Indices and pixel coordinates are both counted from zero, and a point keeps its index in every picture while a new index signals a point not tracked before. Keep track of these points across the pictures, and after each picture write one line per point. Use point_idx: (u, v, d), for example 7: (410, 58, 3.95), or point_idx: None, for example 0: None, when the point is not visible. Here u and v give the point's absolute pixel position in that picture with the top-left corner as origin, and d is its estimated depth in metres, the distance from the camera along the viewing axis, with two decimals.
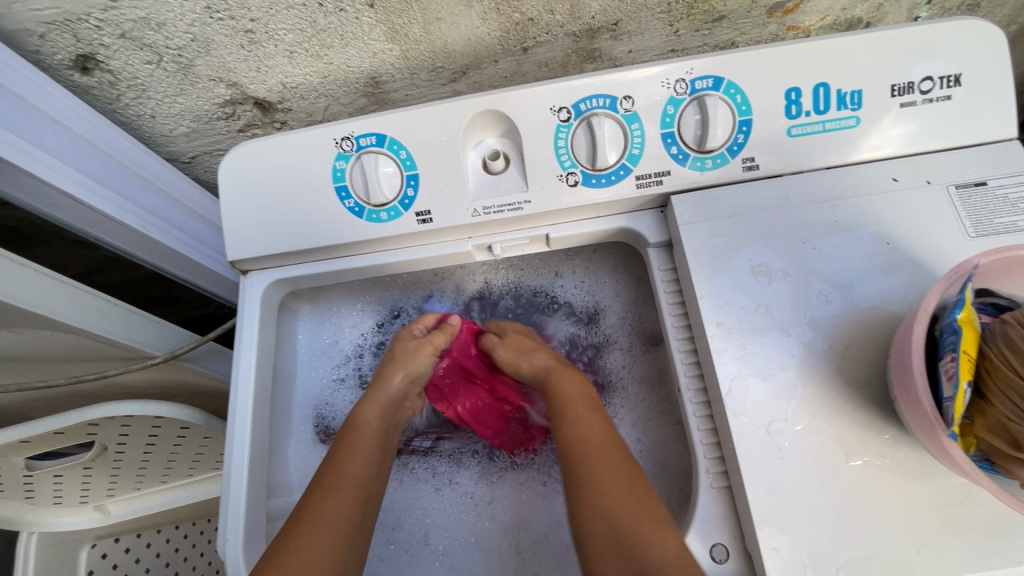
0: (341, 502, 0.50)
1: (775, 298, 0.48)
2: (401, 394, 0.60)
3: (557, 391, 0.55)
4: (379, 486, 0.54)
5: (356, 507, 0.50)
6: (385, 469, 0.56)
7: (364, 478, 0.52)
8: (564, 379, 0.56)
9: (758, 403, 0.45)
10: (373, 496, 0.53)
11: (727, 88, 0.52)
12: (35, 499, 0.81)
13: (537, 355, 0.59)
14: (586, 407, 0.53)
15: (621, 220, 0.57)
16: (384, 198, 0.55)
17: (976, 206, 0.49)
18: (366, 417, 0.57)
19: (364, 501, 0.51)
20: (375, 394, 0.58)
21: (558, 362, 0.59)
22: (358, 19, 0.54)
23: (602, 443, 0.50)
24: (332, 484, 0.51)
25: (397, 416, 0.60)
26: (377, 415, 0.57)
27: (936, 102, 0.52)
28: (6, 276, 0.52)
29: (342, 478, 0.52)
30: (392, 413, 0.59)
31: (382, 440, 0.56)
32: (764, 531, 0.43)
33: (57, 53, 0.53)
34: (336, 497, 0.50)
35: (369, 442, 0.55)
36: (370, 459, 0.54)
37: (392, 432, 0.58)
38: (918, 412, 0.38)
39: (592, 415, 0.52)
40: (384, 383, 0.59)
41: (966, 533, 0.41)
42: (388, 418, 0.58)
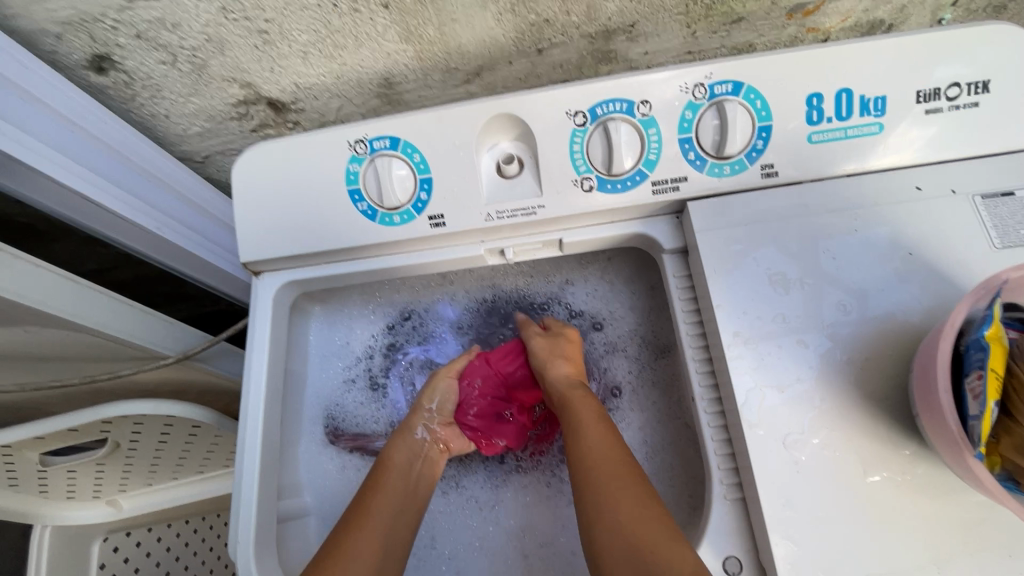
0: (366, 538, 0.51)
1: (792, 307, 0.48)
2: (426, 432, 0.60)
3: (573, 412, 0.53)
4: (408, 524, 0.54)
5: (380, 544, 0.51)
6: (413, 507, 0.56)
7: (389, 515, 0.53)
8: (577, 397, 0.55)
9: (775, 414, 0.45)
10: (401, 533, 0.53)
11: (747, 92, 0.51)
12: (48, 493, 0.82)
13: (553, 369, 0.58)
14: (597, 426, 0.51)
15: (636, 225, 0.56)
16: (397, 201, 0.55)
17: (1002, 217, 0.48)
18: (392, 452, 0.58)
19: (389, 540, 0.52)
20: (402, 430, 0.60)
21: (577, 379, 0.57)
22: (372, 20, 0.54)
23: (621, 474, 0.47)
24: (358, 518, 0.52)
25: (428, 456, 0.59)
26: (406, 450, 0.58)
27: (963, 109, 0.51)
28: (21, 276, 0.52)
29: (370, 514, 0.53)
30: (422, 449, 0.59)
31: (407, 477, 0.57)
32: (779, 544, 0.42)
33: (74, 53, 0.53)
34: (362, 532, 0.51)
35: (396, 478, 0.56)
36: (397, 498, 0.55)
37: (420, 469, 0.58)
38: (943, 429, 0.38)
39: (602, 435, 0.50)
40: (409, 421, 0.61)
41: (986, 551, 0.41)
42: (418, 454, 0.59)
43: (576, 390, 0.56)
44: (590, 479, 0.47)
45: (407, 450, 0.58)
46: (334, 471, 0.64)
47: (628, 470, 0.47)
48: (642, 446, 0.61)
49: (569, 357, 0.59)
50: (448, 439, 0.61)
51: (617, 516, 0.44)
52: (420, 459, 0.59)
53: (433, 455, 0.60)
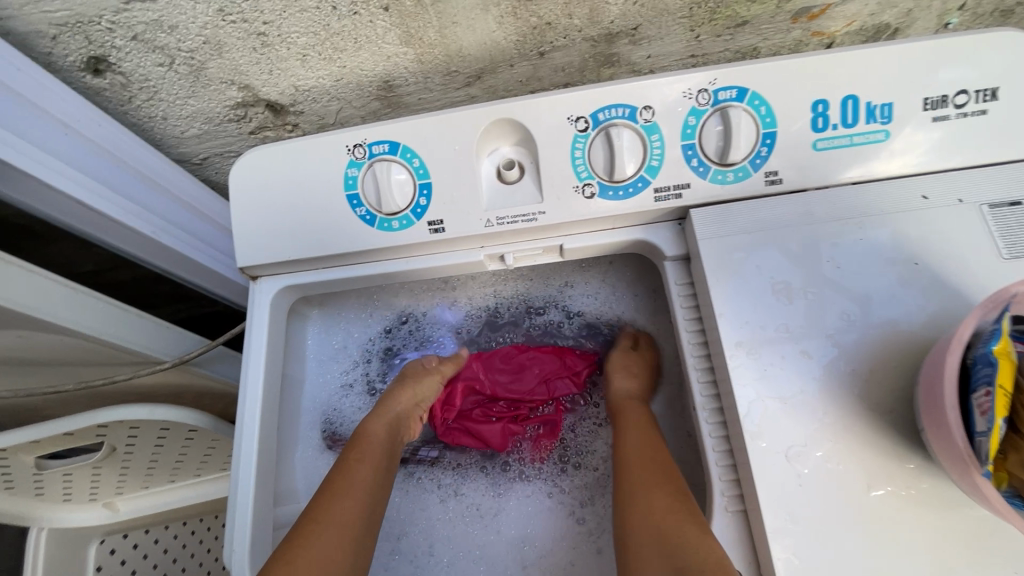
0: (349, 504, 0.50)
1: (795, 317, 0.47)
2: (407, 412, 0.60)
3: (624, 417, 0.56)
4: (384, 498, 0.54)
5: (364, 513, 0.51)
6: (388, 481, 0.55)
7: (368, 485, 0.53)
8: (634, 410, 0.56)
9: (778, 427, 0.44)
10: (380, 505, 0.53)
11: (751, 99, 0.51)
12: (45, 495, 0.82)
13: (624, 380, 0.59)
14: (648, 430, 0.53)
15: (637, 232, 0.56)
16: (396, 206, 0.54)
17: (1009, 226, 0.48)
18: (371, 425, 0.57)
19: (369, 508, 0.52)
20: (382, 405, 0.59)
21: (640, 392, 0.58)
22: (372, 23, 0.53)
23: (659, 470, 0.48)
24: (342, 486, 0.51)
25: (404, 432, 0.60)
26: (384, 427, 0.57)
27: (971, 117, 0.50)
28: (16, 282, 0.52)
29: (352, 483, 0.52)
30: (400, 426, 0.59)
31: (386, 448, 0.56)
32: (781, 559, 0.42)
33: (69, 55, 0.52)
34: (345, 501, 0.50)
35: (377, 448, 0.55)
36: (376, 467, 0.54)
37: (397, 444, 0.58)
38: (950, 445, 0.37)
39: (641, 436, 0.52)
40: (391, 396, 0.60)
41: (992, 567, 0.40)
42: (396, 430, 0.58)
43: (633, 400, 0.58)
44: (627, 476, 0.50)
45: (386, 427, 0.57)
46: None
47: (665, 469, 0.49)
48: None
49: (628, 371, 0.60)
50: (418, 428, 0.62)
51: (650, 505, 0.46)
52: (399, 435, 0.59)
53: (407, 432, 0.60)
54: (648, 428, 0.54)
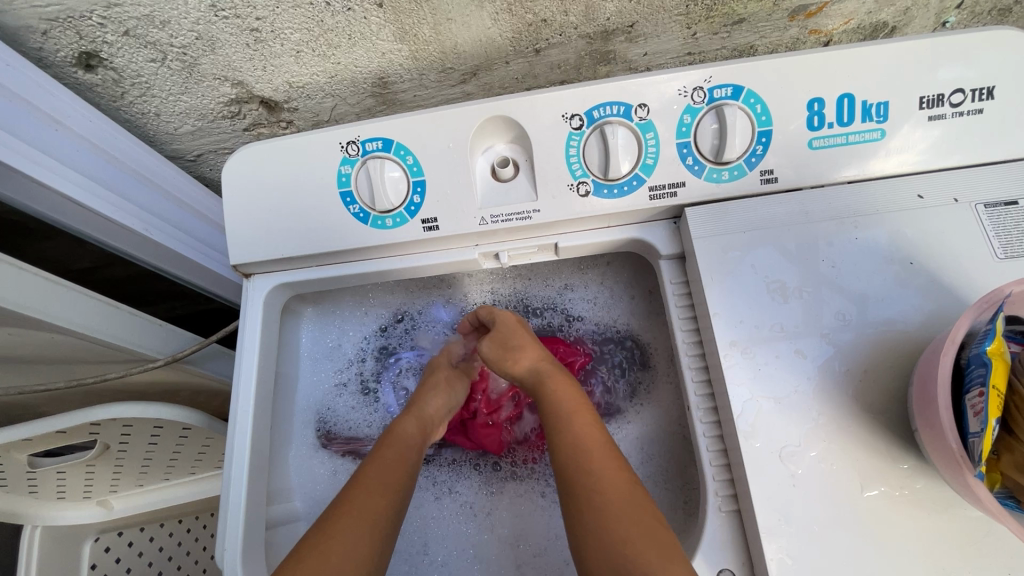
0: (379, 500, 0.47)
1: (790, 316, 0.47)
2: (437, 417, 0.59)
3: (548, 400, 0.51)
4: (409, 496, 0.51)
5: (393, 510, 0.48)
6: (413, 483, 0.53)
7: (398, 482, 0.50)
8: (555, 385, 0.52)
9: (772, 427, 0.44)
10: (404, 503, 0.50)
11: (747, 97, 0.51)
12: (38, 493, 0.81)
13: (524, 355, 0.55)
14: (585, 415, 0.49)
15: (632, 230, 0.55)
16: (390, 204, 0.54)
17: (1005, 226, 0.47)
18: (402, 425, 0.56)
19: (397, 504, 0.49)
20: (413, 407, 0.58)
21: (547, 363, 0.54)
22: (366, 19, 0.52)
23: (609, 471, 0.44)
24: (369, 480, 0.49)
25: (432, 436, 0.58)
26: (416, 429, 0.56)
27: (967, 116, 0.50)
28: (6, 279, 0.51)
29: (380, 477, 0.49)
30: (431, 430, 0.58)
31: (416, 449, 0.55)
32: (774, 559, 0.41)
33: (60, 50, 0.52)
34: (372, 497, 0.47)
35: (404, 446, 0.54)
36: (405, 464, 0.52)
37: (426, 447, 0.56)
38: (942, 446, 0.37)
39: (588, 427, 0.47)
40: (422, 399, 0.59)
41: (985, 567, 0.40)
42: (426, 433, 0.57)
43: (553, 374, 0.53)
44: (571, 476, 0.44)
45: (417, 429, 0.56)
46: (325, 475, 0.63)
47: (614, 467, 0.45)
48: (637, 452, 0.60)
49: (494, 342, 0.57)
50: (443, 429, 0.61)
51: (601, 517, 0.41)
52: (428, 437, 0.57)
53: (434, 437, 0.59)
54: (590, 416, 0.49)
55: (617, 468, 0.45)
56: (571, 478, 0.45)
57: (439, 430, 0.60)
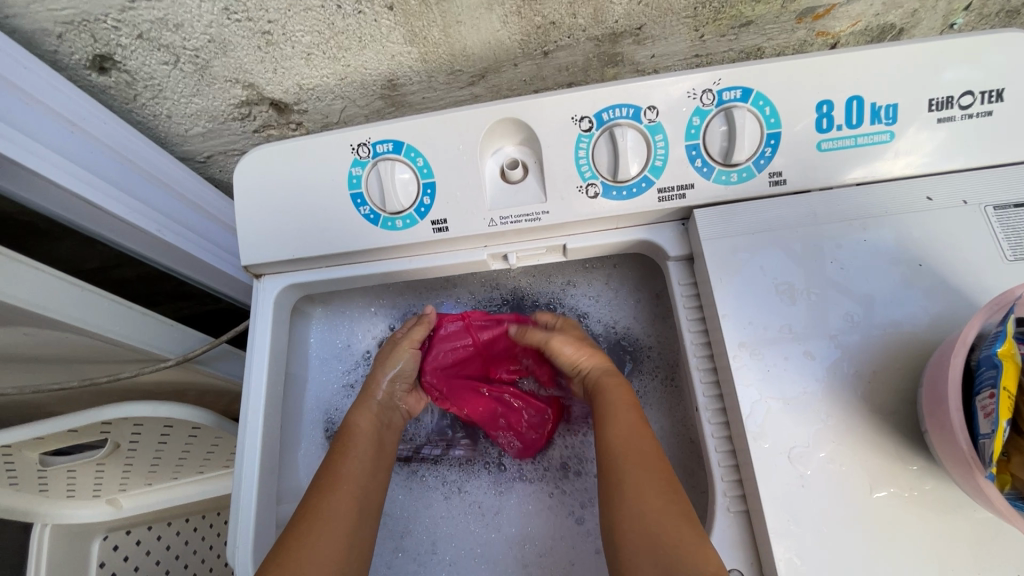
0: (340, 499, 0.52)
1: (799, 317, 0.47)
2: (388, 399, 0.62)
3: (603, 396, 0.55)
4: (377, 488, 0.56)
5: (356, 505, 0.52)
6: (379, 473, 0.57)
7: (359, 477, 0.54)
8: (611, 382, 0.56)
9: (781, 428, 0.44)
10: (372, 496, 0.55)
11: (756, 99, 0.51)
12: (49, 492, 0.82)
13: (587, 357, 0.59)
14: (627, 409, 0.53)
15: (640, 232, 0.56)
16: (400, 205, 0.54)
17: (1014, 228, 0.47)
18: (359, 418, 0.58)
19: (361, 499, 0.53)
20: (365, 398, 0.60)
21: (609, 368, 0.58)
22: (377, 21, 0.53)
23: (644, 461, 0.48)
24: (330, 482, 0.53)
25: (389, 421, 0.61)
26: (369, 417, 0.59)
27: (976, 118, 0.50)
28: (20, 279, 0.52)
29: (342, 479, 0.53)
30: (385, 416, 0.61)
31: (374, 439, 0.58)
32: (783, 559, 0.42)
33: (75, 53, 0.52)
34: (333, 497, 0.52)
35: (363, 441, 0.57)
36: (364, 459, 0.56)
37: (385, 433, 0.60)
38: (953, 447, 0.37)
39: (629, 425, 0.52)
40: (371, 387, 0.61)
41: (994, 568, 0.40)
42: (382, 421, 0.60)
43: (613, 376, 0.57)
44: (613, 469, 0.49)
45: (372, 418, 0.59)
46: None
47: (649, 457, 0.49)
48: None
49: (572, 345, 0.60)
50: (411, 404, 0.65)
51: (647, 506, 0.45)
52: (385, 424, 0.60)
53: (395, 421, 0.62)
54: (632, 411, 0.53)
55: (658, 461, 0.49)
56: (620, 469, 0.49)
57: (398, 411, 0.63)
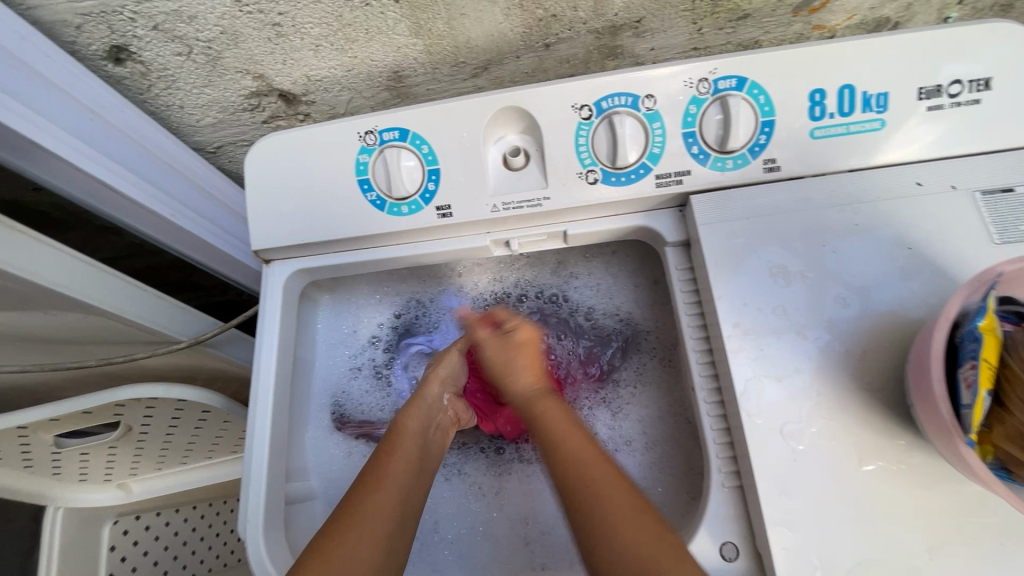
0: (384, 501, 0.49)
1: (792, 299, 0.48)
2: (437, 403, 0.60)
3: (541, 421, 0.51)
4: (419, 492, 0.53)
5: (398, 507, 0.49)
6: (426, 478, 0.54)
7: (404, 480, 0.52)
8: (546, 404, 0.52)
9: (773, 404, 0.46)
10: (415, 501, 0.51)
11: (751, 88, 0.52)
12: (62, 475, 0.84)
13: (523, 376, 0.55)
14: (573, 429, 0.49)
15: (639, 218, 0.57)
16: (406, 191, 0.56)
17: (1001, 213, 0.49)
18: (407, 420, 0.57)
19: (404, 503, 0.50)
20: (415, 399, 0.59)
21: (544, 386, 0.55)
22: (383, 14, 0.55)
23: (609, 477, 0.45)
24: (375, 482, 0.50)
25: (438, 424, 0.59)
26: (418, 419, 0.57)
27: (965, 106, 0.51)
28: (41, 260, 0.54)
29: (385, 480, 0.51)
30: (433, 418, 0.59)
31: (420, 444, 0.55)
32: (775, 531, 0.43)
33: (92, 44, 0.54)
34: (376, 496, 0.49)
35: (409, 445, 0.55)
36: (410, 460, 0.53)
37: (432, 438, 0.57)
38: (935, 418, 0.39)
39: (576, 438, 0.48)
40: (423, 390, 0.60)
41: (979, 538, 0.41)
42: (430, 423, 0.58)
43: (545, 396, 0.53)
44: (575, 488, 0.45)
45: (419, 421, 0.57)
46: (340, 456, 0.65)
47: (612, 475, 0.45)
48: (643, 437, 0.62)
49: (529, 359, 0.56)
50: (458, 411, 0.63)
51: (603, 517, 0.43)
52: (432, 428, 0.58)
53: (444, 427, 0.60)
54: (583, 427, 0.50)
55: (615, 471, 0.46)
56: (569, 487, 0.46)
57: (447, 416, 0.61)
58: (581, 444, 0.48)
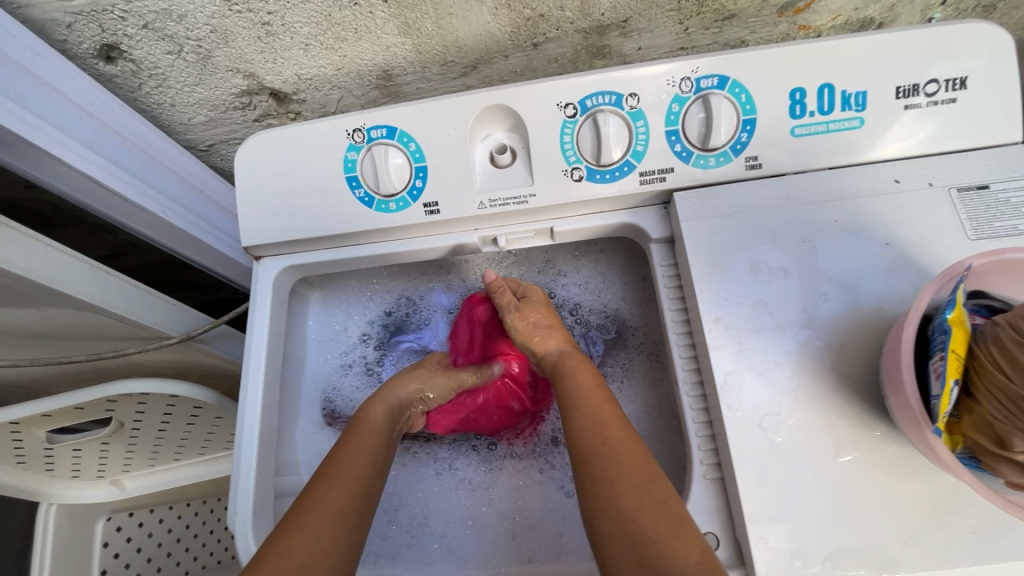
0: (341, 495, 0.51)
1: (773, 294, 0.49)
2: (405, 403, 0.62)
3: (571, 380, 0.55)
4: (376, 485, 0.54)
5: (355, 498, 0.51)
6: (383, 468, 0.56)
7: (362, 471, 0.54)
8: (575, 364, 0.56)
9: (752, 397, 0.46)
10: (374, 493, 0.54)
11: (732, 87, 0.53)
12: (55, 471, 0.85)
13: (551, 337, 0.59)
14: (598, 391, 0.53)
15: (624, 215, 0.58)
16: (393, 188, 0.57)
17: (977, 210, 0.50)
18: (371, 415, 0.59)
19: (363, 494, 0.52)
20: (380, 396, 0.61)
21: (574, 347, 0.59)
22: (372, 13, 0.55)
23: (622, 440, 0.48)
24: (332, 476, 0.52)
25: (401, 424, 0.62)
26: (382, 416, 0.59)
27: (942, 105, 0.52)
28: (33, 256, 0.55)
29: (343, 472, 0.53)
30: (399, 411, 0.61)
31: (382, 438, 0.58)
32: (754, 521, 0.44)
33: (83, 42, 0.55)
34: (334, 490, 0.51)
35: (369, 437, 0.57)
36: (370, 454, 0.55)
37: (394, 434, 0.60)
38: (906, 409, 0.40)
39: (608, 408, 0.51)
40: (393, 387, 0.62)
41: (953, 527, 0.42)
42: (394, 422, 0.60)
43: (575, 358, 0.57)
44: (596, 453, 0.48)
45: (383, 418, 0.59)
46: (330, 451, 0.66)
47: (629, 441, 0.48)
48: None
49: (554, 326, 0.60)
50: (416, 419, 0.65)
51: (620, 480, 0.45)
52: (396, 425, 0.61)
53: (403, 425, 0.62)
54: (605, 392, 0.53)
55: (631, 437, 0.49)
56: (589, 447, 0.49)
57: (408, 418, 0.63)
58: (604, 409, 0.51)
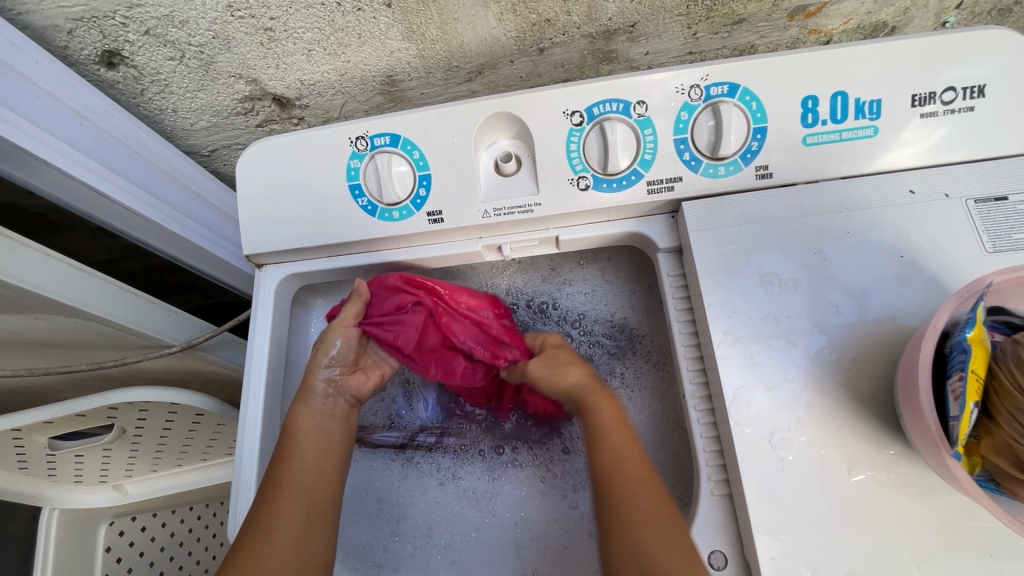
0: (282, 505, 0.51)
1: (784, 306, 0.48)
2: (331, 389, 0.59)
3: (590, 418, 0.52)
4: (324, 484, 0.55)
5: (303, 506, 0.52)
6: (331, 466, 0.56)
7: (305, 476, 0.54)
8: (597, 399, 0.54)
9: (761, 411, 0.45)
10: (322, 494, 0.54)
11: (743, 94, 0.52)
12: (57, 476, 0.84)
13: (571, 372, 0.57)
14: (619, 427, 0.51)
15: (631, 224, 0.57)
16: (396, 197, 0.56)
17: (994, 221, 0.49)
18: (299, 418, 0.56)
19: (307, 500, 0.53)
20: (303, 395, 0.58)
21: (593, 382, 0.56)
22: (375, 19, 0.54)
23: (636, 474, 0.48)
24: (274, 491, 0.52)
25: (335, 411, 0.59)
26: (311, 415, 0.57)
27: (959, 113, 0.51)
28: (31, 265, 0.54)
29: (286, 484, 0.52)
30: (326, 403, 0.58)
31: (318, 436, 0.56)
32: (763, 540, 0.43)
33: (85, 48, 0.54)
34: (278, 503, 0.51)
35: (306, 443, 0.55)
36: (308, 456, 0.55)
37: (330, 428, 0.58)
38: (923, 431, 0.38)
39: (626, 442, 0.50)
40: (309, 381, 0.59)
41: (969, 550, 0.41)
42: (324, 414, 0.58)
43: (594, 393, 0.54)
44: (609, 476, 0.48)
45: (315, 416, 0.57)
46: None
47: (647, 480, 0.47)
48: None
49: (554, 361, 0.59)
50: (355, 390, 0.61)
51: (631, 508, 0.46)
52: (328, 417, 0.58)
53: (342, 412, 0.59)
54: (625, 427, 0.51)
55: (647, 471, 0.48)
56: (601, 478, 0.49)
57: (345, 400, 0.60)
58: (623, 446, 0.50)
